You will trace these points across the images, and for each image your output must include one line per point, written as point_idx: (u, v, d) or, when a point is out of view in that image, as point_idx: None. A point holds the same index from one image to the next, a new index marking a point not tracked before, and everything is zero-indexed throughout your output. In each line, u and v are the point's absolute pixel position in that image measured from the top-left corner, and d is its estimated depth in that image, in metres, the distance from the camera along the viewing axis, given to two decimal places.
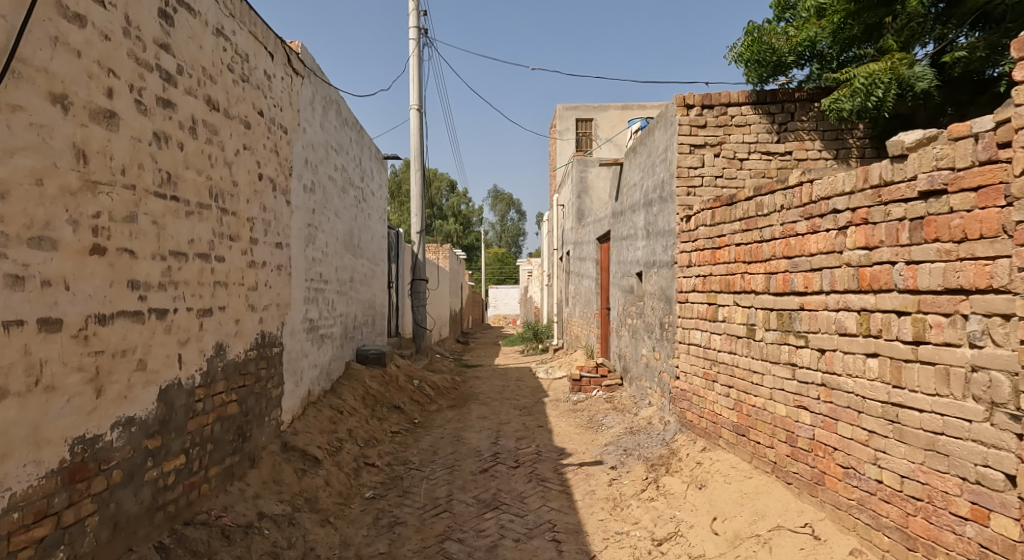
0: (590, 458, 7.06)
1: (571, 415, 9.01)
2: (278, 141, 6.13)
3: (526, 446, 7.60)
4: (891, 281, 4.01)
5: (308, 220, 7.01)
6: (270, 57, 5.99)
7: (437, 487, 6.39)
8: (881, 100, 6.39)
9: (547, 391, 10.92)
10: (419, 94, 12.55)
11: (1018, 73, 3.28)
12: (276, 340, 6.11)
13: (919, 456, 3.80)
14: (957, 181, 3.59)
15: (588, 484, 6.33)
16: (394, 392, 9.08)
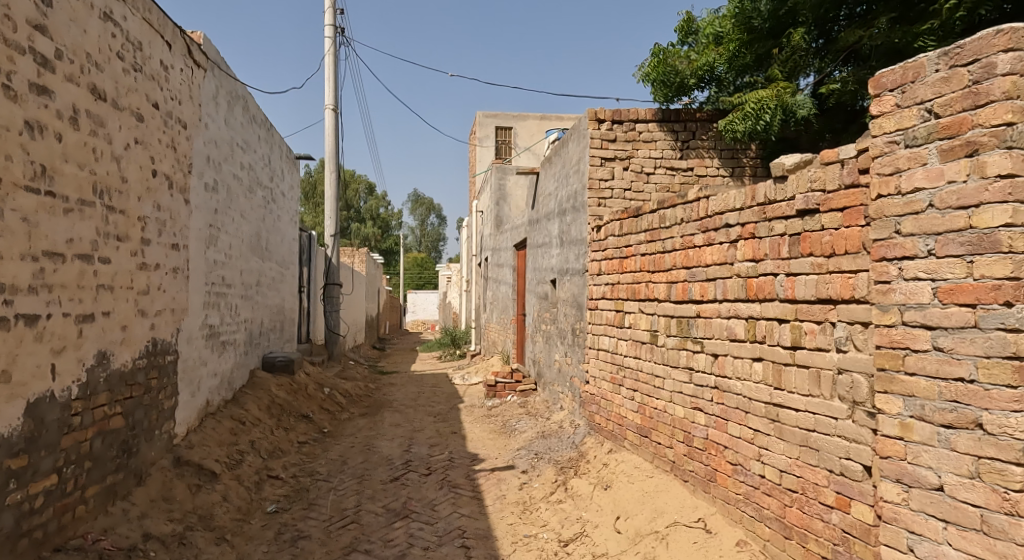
0: (503, 463, 7.20)
1: (485, 420, 9.16)
2: (175, 136, 5.99)
3: (439, 453, 7.68)
4: (773, 291, 4.37)
5: (209, 221, 6.86)
6: (167, 46, 5.84)
7: (345, 498, 6.38)
8: (769, 124, 6.84)
9: (462, 397, 11.03)
10: (335, 94, 12.42)
11: (874, 108, 3.40)
12: (170, 348, 5.96)
13: (795, 451, 4.15)
14: (827, 202, 3.95)
15: (498, 489, 6.48)
16: (302, 401, 8.95)
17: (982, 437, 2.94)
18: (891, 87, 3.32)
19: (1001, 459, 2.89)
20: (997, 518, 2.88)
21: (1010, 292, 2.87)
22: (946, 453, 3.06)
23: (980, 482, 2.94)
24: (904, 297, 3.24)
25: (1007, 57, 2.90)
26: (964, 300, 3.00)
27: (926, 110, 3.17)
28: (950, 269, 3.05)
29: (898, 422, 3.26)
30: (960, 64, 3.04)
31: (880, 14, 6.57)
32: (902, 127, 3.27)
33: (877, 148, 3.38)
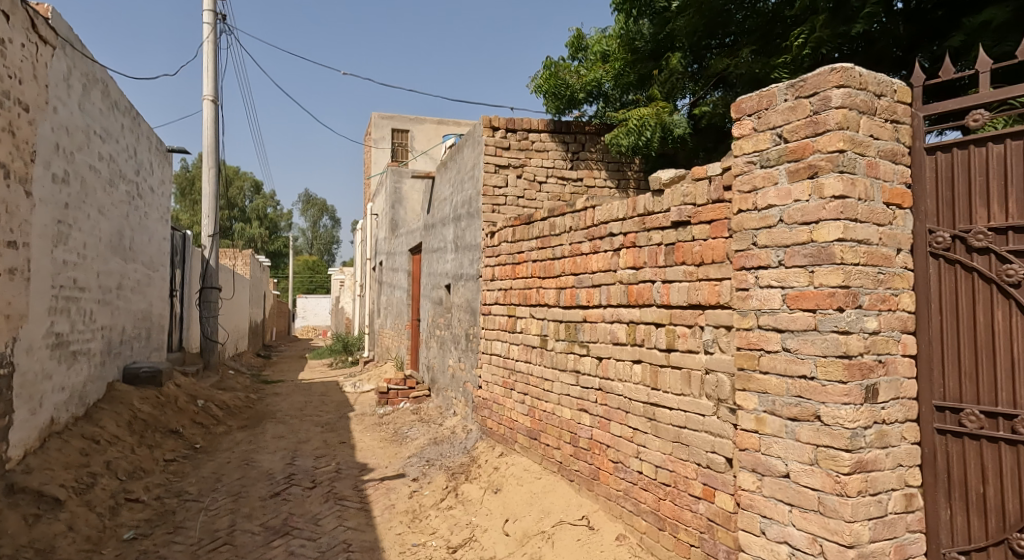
0: (392, 471, 7.19)
1: (376, 429, 9.11)
2: (13, 119, 5.61)
3: (325, 465, 7.58)
4: (651, 296, 4.65)
5: (57, 216, 6.45)
6: (4, 19, 5.47)
7: (218, 519, 6.17)
8: (649, 141, 7.23)
9: (352, 405, 10.91)
10: (213, 85, 11.95)
11: (735, 130, 3.75)
12: (5, 360, 5.51)
13: (669, 447, 4.44)
14: (697, 214, 4.23)
15: (387, 499, 6.48)
16: (171, 415, 8.50)
17: (820, 427, 3.30)
18: (749, 112, 3.68)
19: (834, 446, 3.25)
20: (831, 499, 3.24)
21: (841, 298, 3.25)
22: (792, 443, 3.42)
23: (818, 468, 3.30)
24: (760, 303, 3.58)
25: (840, 92, 3.27)
26: (806, 306, 3.35)
27: (778, 135, 3.53)
28: (795, 278, 3.40)
29: (753, 416, 3.61)
30: (803, 96, 3.40)
31: (744, 45, 7.04)
32: (758, 149, 3.61)
33: (738, 167, 3.72)
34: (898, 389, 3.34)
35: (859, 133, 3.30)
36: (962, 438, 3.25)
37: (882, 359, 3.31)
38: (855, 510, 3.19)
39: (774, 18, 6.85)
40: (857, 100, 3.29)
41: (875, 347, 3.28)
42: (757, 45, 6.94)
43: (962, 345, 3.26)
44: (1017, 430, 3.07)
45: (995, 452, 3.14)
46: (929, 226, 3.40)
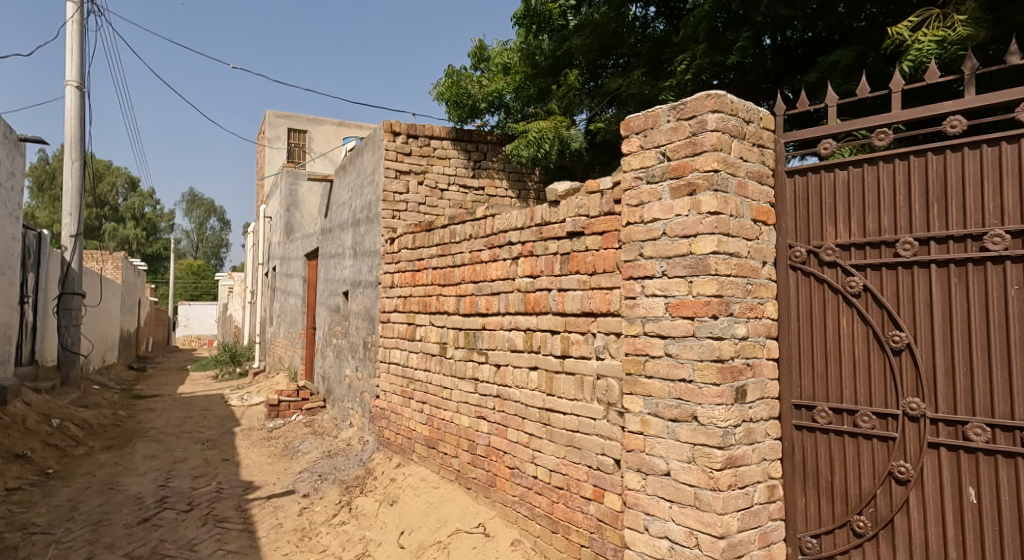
0: (281, 488, 7.00)
1: (264, 444, 8.83)
2: None
3: (203, 485, 7.29)
4: (547, 305, 4.76)
5: None
6: None
7: (71, 551, 5.67)
8: (547, 153, 7.42)
9: (238, 420, 10.55)
10: (78, 70, 11.12)
11: (624, 147, 3.97)
12: None
13: (563, 452, 4.56)
14: (590, 226, 4.34)
15: (274, 518, 6.27)
16: (16, 438, 7.77)
17: (697, 426, 3.53)
18: (636, 131, 3.90)
19: (709, 444, 3.48)
20: (705, 493, 3.47)
21: (716, 307, 3.49)
22: (673, 443, 3.65)
23: (695, 465, 3.53)
24: (645, 311, 3.79)
25: (715, 116, 3.53)
26: (685, 313, 3.58)
27: (661, 153, 3.76)
28: (677, 288, 3.63)
29: (639, 418, 3.83)
30: (684, 118, 3.65)
31: (636, 67, 7.49)
32: (645, 166, 3.84)
33: (627, 182, 3.93)
34: (763, 390, 3.64)
35: (731, 155, 3.57)
36: (816, 433, 3.60)
37: (750, 363, 3.60)
38: (726, 503, 3.43)
39: (662, 44, 7.45)
40: (730, 124, 3.56)
41: (744, 351, 3.56)
42: (646, 67, 7.41)
43: (816, 349, 3.61)
44: (859, 424, 3.44)
45: (841, 444, 3.50)
46: (790, 240, 3.73)
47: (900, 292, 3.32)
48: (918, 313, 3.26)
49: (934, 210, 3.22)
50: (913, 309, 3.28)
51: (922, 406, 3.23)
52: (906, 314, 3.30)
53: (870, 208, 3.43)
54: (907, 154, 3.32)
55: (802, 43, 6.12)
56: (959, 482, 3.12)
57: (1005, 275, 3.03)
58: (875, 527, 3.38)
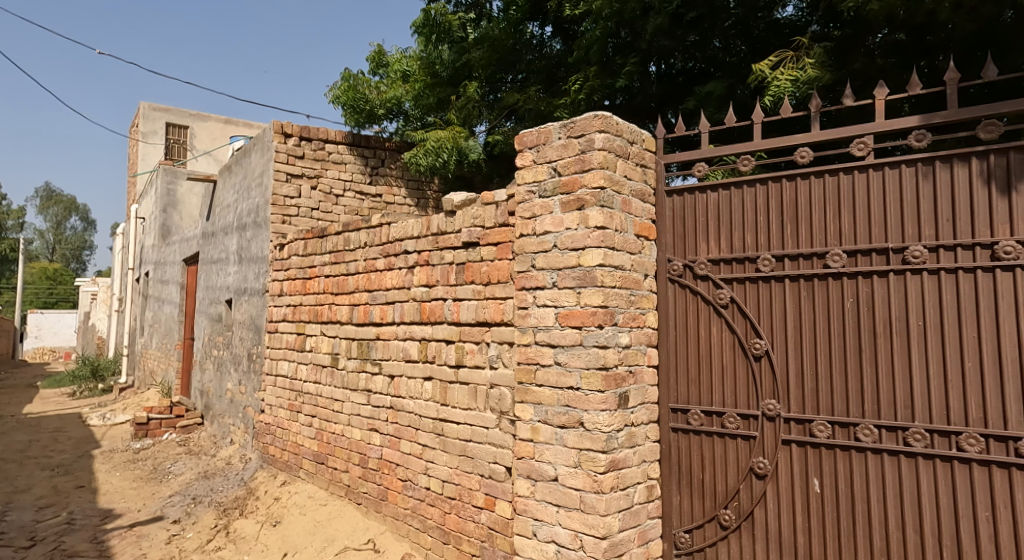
0: (146, 515, 6.52)
1: (128, 467, 8.28)
2: None
3: (51, 517, 6.74)
4: (442, 314, 4.64)
5: None
6: None
7: None
8: (445, 162, 7.49)
9: (98, 441, 9.88)
10: None
11: (518, 161, 4.08)
12: None
13: (456, 462, 4.50)
14: (486, 236, 4.31)
15: (139, 546, 5.84)
16: None
17: (583, 432, 3.68)
18: (530, 145, 4.02)
19: (593, 449, 3.63)
20: (590, 496, 3.61)
21: (601, 317, 3.65)
22: (561, 449, 3.78)
23: (581, 469, 3.67)
24: (536, 321, 3.91)
25: (602, 136, 3.71)
26: (574, 323, 3.73)
27: (553, 169, 3.91)
28: (566, 299, 3.78)
29: (529, 425, 3.93)
30: (573, 136, 3.82)
31: (532, 84, 7.60)
32: (537, 180, 3.97)
33: (520, 195, 4.04)
34: (644, 395, 3.84)
35: (617, 173, 3.76)
36: (690, 435, 3.85)
37: (632, 370, 3.79)
38: (609, 504, 3.59)
39: (557, 62, 7.58)
40: (616, 144, 3.76)
41: (627, 359, 3.75)
42: (542, 84, 7.56)
43: (690, 356, 3.87)
44: (726, 424, 3.74)
45: (711, 444, 3.79)
46: (667, 255, 3.96)
47: (762, 304, 3.66)
48: (775, 323, 3.62)
49: (790, 230, 3.60)
50: (772, 319, 3.64)
51: (777, 406, 3.59)
52: (766, 324, 3.65)
53: (738, 226, 3.75)
54: (769, 179, 3.67)
55: (681, 72, 6.45)
56: (806, 474, 3.51)
57: (844, 289, 3.45)
58: (739, 519, 3.69)
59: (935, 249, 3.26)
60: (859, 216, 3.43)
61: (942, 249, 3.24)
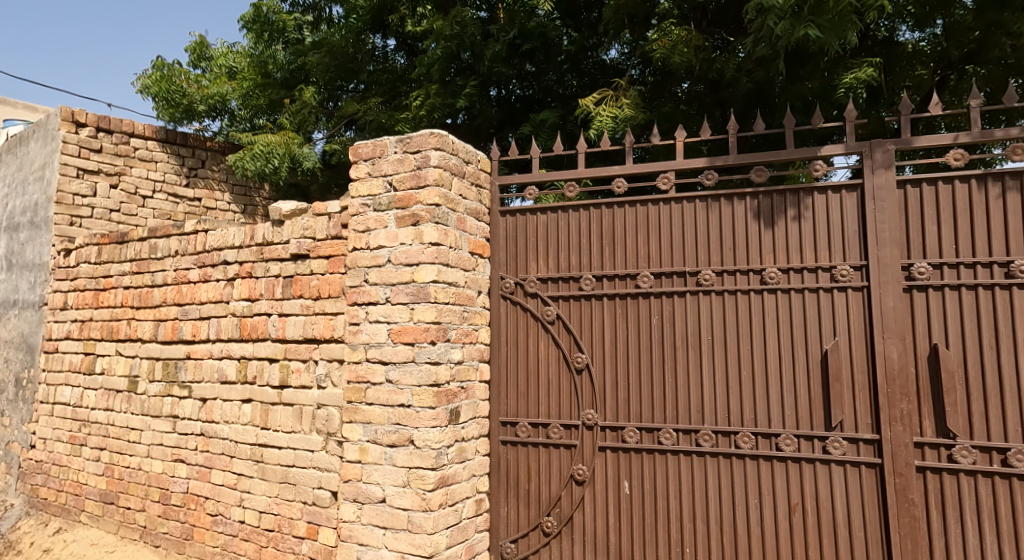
0: None
1: None
2: None
3: None
4: (265, 331, 4.32)
5: None
6: None
7: None
8: (276, 169, 6.91)
9: None
10: None
11: (351, 173, 4.01)
12: None
13: (275, 490, 4.22)
14: (316, 249, 4.13)
15: None
16: None
17: (413, 450, 3.66)
18: (365, 158, 3.98)
19: (423, 466, 3.63)
20: (417, 515, 3.59)
21: (434, 333, 3.69)
22: (390, 469, 3.72)
23: (409, 489, 3.64)
24: (368, 337, 3.84)
25: (437, 154, 3.78)
26: (406, 339, 3.72)
27: (389, 183, 3.90)
28: (399, 314, 3.76)
29: (358, 446, 3.82)
30: (409, 151, 3.85)
31: (374, 95, 7.26)
32: (372, 194, 3.93)
33: (354, 208, 3.97)
34: (475, 410, 3.92)
35: (452, 191, 3.85)
36: (518, 447, 3.98)
37: (464, 386, 3.86)
38: (437, 521, 3.60)
39: (399, 77, 7.42)
40: (451, 163, 3.85)
41: (458, 375, 3.81)
42: (383, 96, 7.25)
43: (519, 371, 4.02)
44: (551, 435, 3.93)
45: (537, 455, 3.95)
46: (501, 273, 4.10)
47: (583, 320, 3.92)
48: (595, 338, 3.89)
49: (608, 252, 3.90)
50: (592, 335, 3.90)
51: (596, 416, 3.85)
52: (586, 339, 3.91)
53: (565, 247, 3.99)
54: (591, 205, 3.95)
55: (520, 98, 6.69)
56: (617, 478, 3.82)
57: (651, 307, 3.81)
58: (559, 525, 3.89)
59: (721, 273, 3.73)
60: (665, 242, 3.82)
61: (726, 273, 3.73)
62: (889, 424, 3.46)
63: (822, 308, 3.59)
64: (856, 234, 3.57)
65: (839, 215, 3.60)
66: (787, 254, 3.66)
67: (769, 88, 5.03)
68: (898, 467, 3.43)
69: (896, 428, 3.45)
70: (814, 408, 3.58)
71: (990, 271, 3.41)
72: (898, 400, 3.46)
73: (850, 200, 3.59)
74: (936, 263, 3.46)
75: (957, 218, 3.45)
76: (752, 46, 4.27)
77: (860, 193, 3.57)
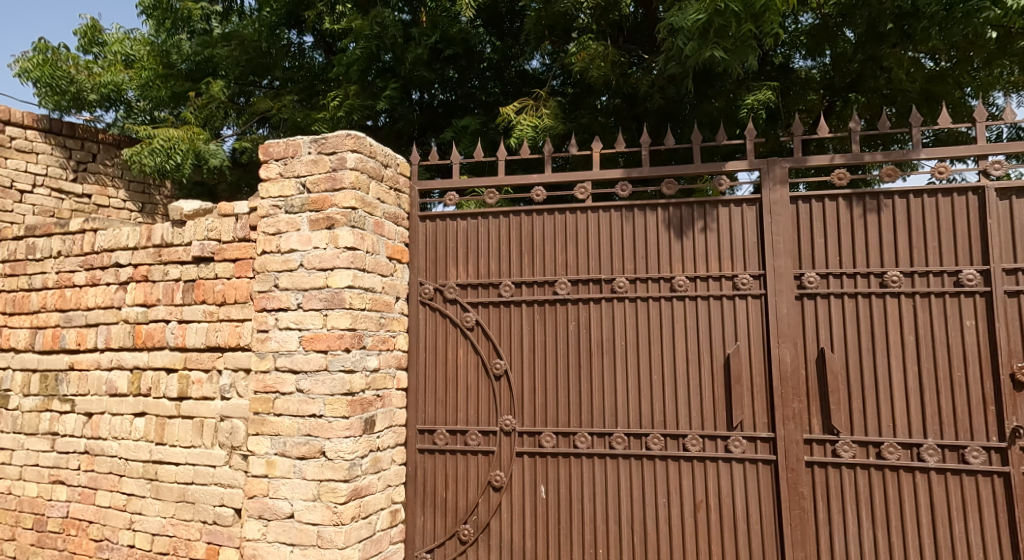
0: None
1: None
2: None
3: None
4: (163, 339, 4.03)
5: None
6: None
7: None
8: (178, 165, 6.22)
9: None
10: None
11: (261, 173, 3.84)
12: None
13: (170, 510, 3.93)
14: (221, 252, 3.92)
15: None
16: None
17: (324, 462, 3.52)
18: (276, 157, 3.82)
19: (334, 479, 3.50)
20: (327, 530, 3.46)
21: (349, 340, 3.59)
22: (299, 483, 3.55)
23: (319, 503, 3.50)
24: (277, 345, 3.67)
25: (354, 156, 3.69)
26: (318, 347, 3.58)
27: (302, 184, 3.76)
28: (311, 321, 3.62)
29: (264, 460, 3.63)
30: (324, 152, 3.73)
31: (288, 93, 6.79)
32: (283, 195, 3.77)
33: (264, 209, 3.80)
34: (391, 419, 3.85)
35: (368, 195, 3.76)
36: (435, 455, 3.96)
37: (380, 394, 3.78)
38: (348, 534, 3.49)
39: (318, 75, 7.09)
40: (368, 165, 3.77)
41: (374, 384, 3.73)
42: (299, 95, 6.82)
43: (438, 379, 4.00)
44: (468, 442, 3.94)
45: (455, 462, 3.94)
46: (419, 278, 4.07)
47: (502, 326, 3.97)
48: (513, 345, 3.95)
49: (527, 260, 3.97)
50: (511, 341, 3.96)
51: (514, 422, 3.89)
52: (505, 345, 3.96)
53: (484, 254, 4.03)
54: (511, 212, 4.02)
55: (442, 103, 6.67)
56: (533, 482, 3.87)
57: (568, 313, 3.91)
58: (476, 533, 3.89)
59: (634, 281, 3.88)
60: (583, 250, 3.93)
61: (639, 280, 3.87)
62: (782, 423, 3.67)
63: (724, 315, 3.78)
64: (754, 244, 3.80)
65: (740, 227, 3.82)
66: (693, 264, 3.85)
67: (680, 105, 5.27)
68: (790, 463, 3.65)
69: (788, 426, 3.66)
70: (717, 409, 3.75)
71: (869, 281, 3.69)
72: (791, 400, 3.67)
73: (749, 213, 3.82)
74: (824, 272, 3.72)
75: (841, 232, 3.73)
76: (663, 63, 4.56)
77: (758, 207, 3.81)
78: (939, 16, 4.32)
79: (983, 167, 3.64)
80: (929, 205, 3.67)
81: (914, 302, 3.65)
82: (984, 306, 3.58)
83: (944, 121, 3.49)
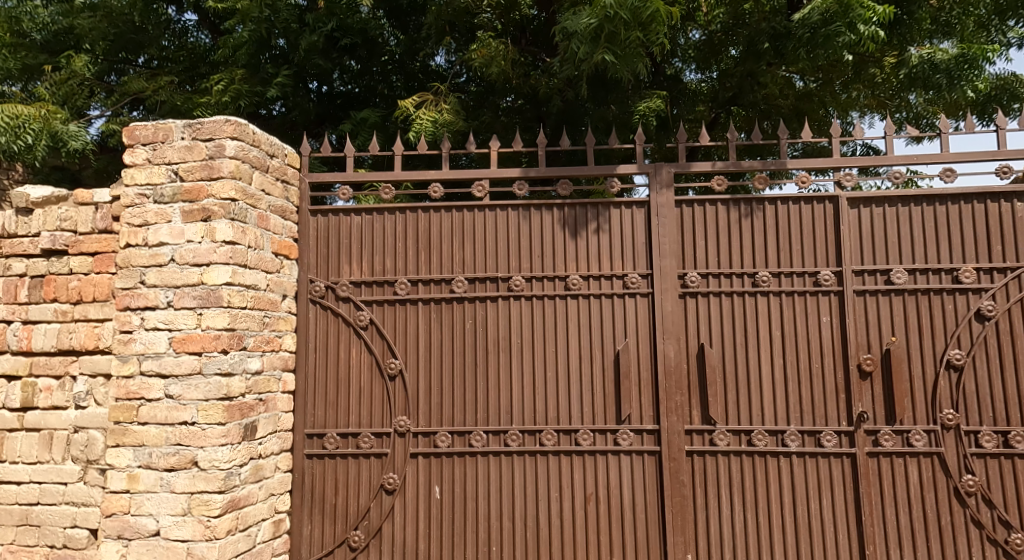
0: None
1: None
2: None
3: None
4: (3, 342, 3.55)
5: None
6: None
7: None
8: (27, 147, 5.29)
9: None
10: None
11: (125, 158, 3.46)
12: None
13: (9, 535, 3.45)
14: (77, 244, 3.52)
15: None
16: None
17: (195, 472, 3.24)
18: (143, 142, 3.47)
19: (208, 490, 3.23)
20: (199, 546, 3.19)
21: (226, 341, 3.32)
22: (165, 497, 3.24)
23: (190, 517, 3.21)
24: (143, 347, 3.32)
25: (234, 143, 3.42)
26: (191, 349, 3.29)
27: (173, 172, 3.44)
28: (184, 320, 3.31)
29: (126, 474, 3.27)
30: (199, 138, 3.43)
31: (165, 73, 6.27)
32: (152, 183, 3.43)
33: (128, 198, 3.43)
34: (275, 424, 3.63)
35: (250, 186, 3.51)
36: (324, 459, 3.81)
37: (262, 398, 3.55)
38: (224, 549, 3.23)
39: (203, 57, 6.54)
40: (250, 155, 3.51)
41: (256, 387, 3.49)
42: (178, 77, 6.32)
43: (329, 380, 3.87)
44: (361, 445, 3.83)
45: (346, 466, 3.82)
46: (309, 276, 3.91)
47: (397, 325, 3.89)
48: (408, 345, 3.88)
49: (423, 258, 3.92)
50: (406, 340, 3.89)
51: (408, 423, 3.82)
52: (400, 344, 3.88)
53: (379, 251, 3.93)
54: (410, 209, 3.95)
55: (342, 94, 6.36)
56: (428, 483, 3.82)
57: (464, 311, 3.90)
58: (367, 538, 3.78)
59: (529, 280, 3.93)
60: (481, 249, 3.94)
61: (534, 279, 3.93)
62: (666, 415, 3.84)
63: (615, 312, 3.91)
64: (642, 246, 3.96)
65: (630, 228, 3.97)
66: (587, 263, 3.95)
67: (579, 108, 5.37)
68: (673, 453, 3.83)
69: (671, 418, 3.84)
70: (607, 402, 3.87)
71: (743, 281, 3.96)
72: (674, 393, 3.85)
73: (638, 216, 3.98)
74: (704, 273, 3.95)
75: (721, 234, 3.98)
76: (562, 65, 4.63)
77: (646, 210, 3.98)
78: (805, 38, 4.74)
79: (838, 178, 4.01)
80: (794, 212, 4.00)
81: (781, 301, 3.95)
82: (838, 303, 3.93)
83: (808, 135, 3.80)
